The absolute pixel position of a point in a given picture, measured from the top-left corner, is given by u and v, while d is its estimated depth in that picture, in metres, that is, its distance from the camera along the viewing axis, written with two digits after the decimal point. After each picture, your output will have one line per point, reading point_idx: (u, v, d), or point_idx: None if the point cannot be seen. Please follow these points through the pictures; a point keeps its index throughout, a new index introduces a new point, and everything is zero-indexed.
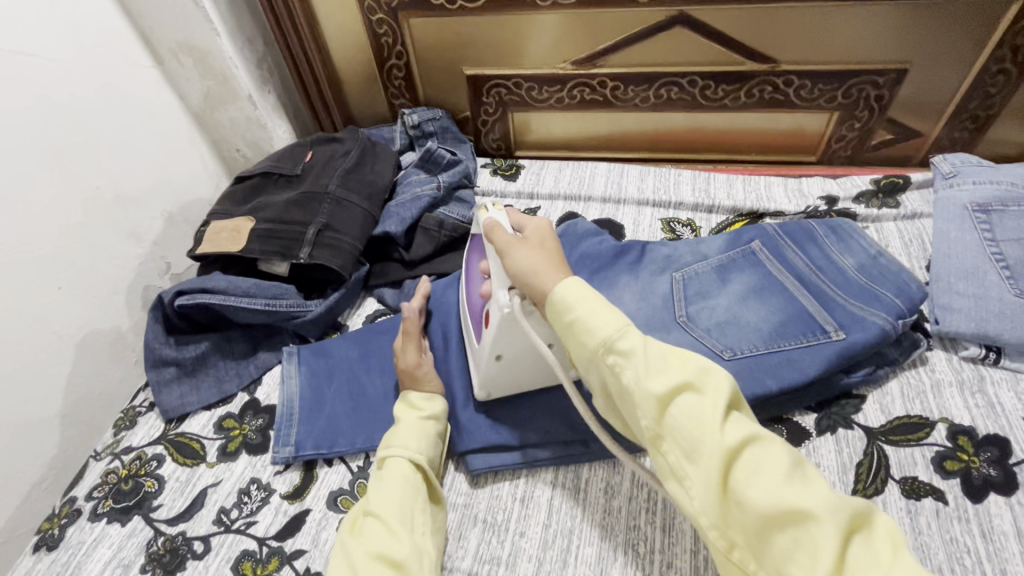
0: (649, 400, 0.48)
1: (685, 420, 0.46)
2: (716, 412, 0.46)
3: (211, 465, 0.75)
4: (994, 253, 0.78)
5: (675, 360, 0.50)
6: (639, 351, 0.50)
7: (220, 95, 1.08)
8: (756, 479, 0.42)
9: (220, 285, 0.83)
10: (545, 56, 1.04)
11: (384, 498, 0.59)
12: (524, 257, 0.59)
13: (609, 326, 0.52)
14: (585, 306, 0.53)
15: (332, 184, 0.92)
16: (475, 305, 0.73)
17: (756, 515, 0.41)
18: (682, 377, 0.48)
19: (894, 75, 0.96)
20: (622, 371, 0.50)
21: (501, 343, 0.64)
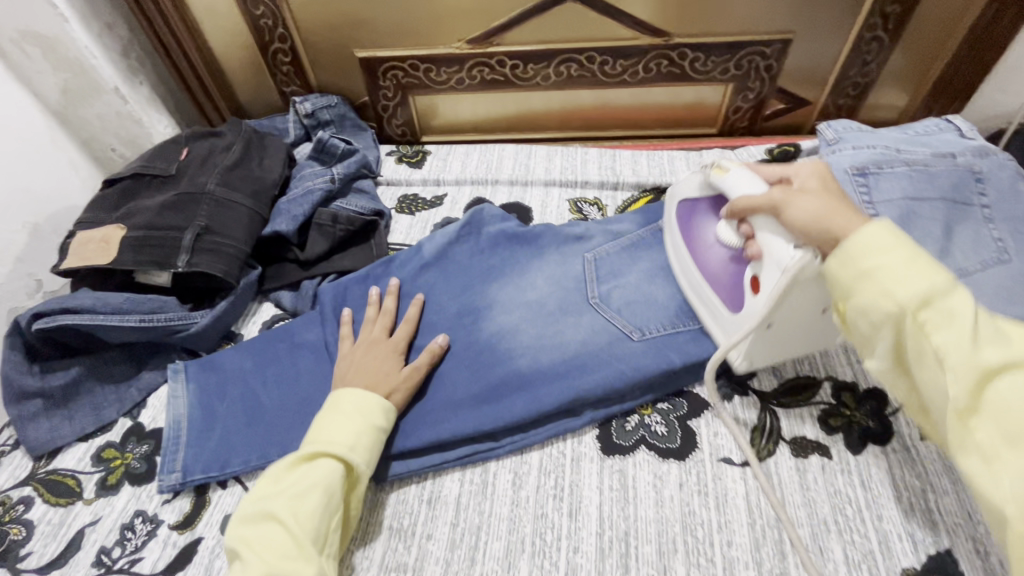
0: (881, 312, 0.45)
1: (941, 341, 0.42)
2: (983, 330, 0.42)
3: (88, 502, 0.68)
4: (872, 214, 0.82)
5: (939, 277, 0.44)
6: (898, 258, 0.45)
7: (81, 88, 0.96)
8: (1005, 405, 0.39)
9: (86, 303, 0.75)
10: (438, 35, 1.00)
11: (303, 509, 0.55)
12: (812, 214, 0.53)
13: (925, 283, 0.43)
14: (897, 262, 0.45)
15: (211, 183, 0.85)
16: (720, 267, 0.69)
17: (989, 425, 0.40)
18: (938, 292, 0.43)
19: (780, 46, 0.98)
20: (935, 333, 0.42)
21: (778, 310, 0.60)
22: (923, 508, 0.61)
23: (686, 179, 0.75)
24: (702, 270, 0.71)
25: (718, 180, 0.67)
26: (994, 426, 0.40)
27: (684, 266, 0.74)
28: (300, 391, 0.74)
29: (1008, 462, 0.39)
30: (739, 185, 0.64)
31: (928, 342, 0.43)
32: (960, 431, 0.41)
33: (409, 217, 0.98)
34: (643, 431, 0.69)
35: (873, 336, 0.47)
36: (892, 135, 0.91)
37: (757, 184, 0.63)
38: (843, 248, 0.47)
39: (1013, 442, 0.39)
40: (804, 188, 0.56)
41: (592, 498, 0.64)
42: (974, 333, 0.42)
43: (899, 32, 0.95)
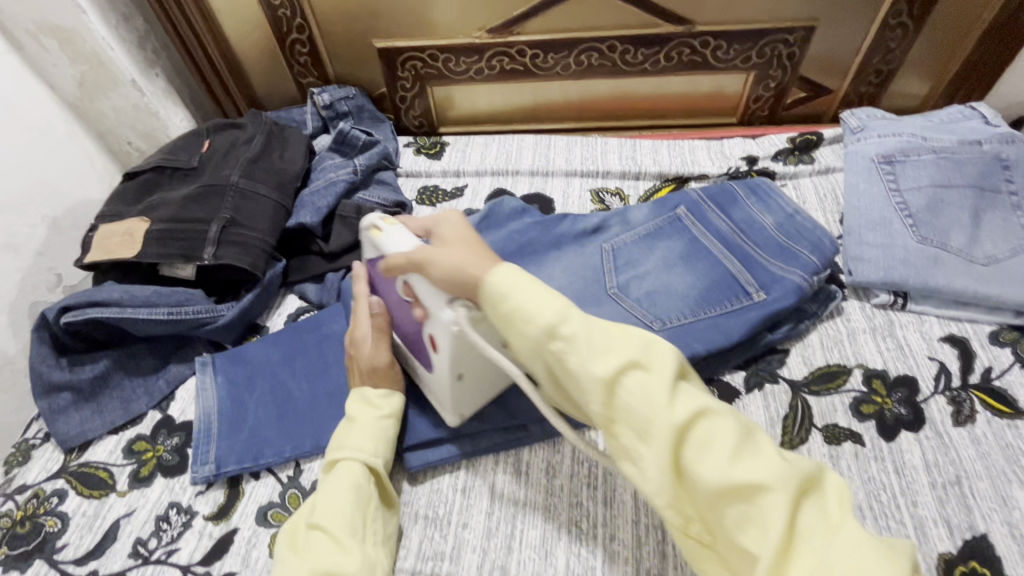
0: (539, 342, 0.46)
1: (576, 362, 0.44)
2: (605, 345, 0.45)
3: (122, 494, 0.68)
4: (898, 202, 0.81)
5: (559, 298, 0.47)
6: (520, 295, 0.46)
7: (98, 81, 0.95)
8: (708, 440, 0.40)
9: (114, 296, 0.75)
10: (457, 25, 0.99)
11: (335, 507, 0.55)
12: (450, 265, 0.51)
13: (550, 310, 0.46)
14: (515, 294, 0.47)
15: (235, 174, 0.84)
16: (407, 329, 0.65)
17: (629, 427, 0.43)
18: (565, 315, 0.46)
19: (804, 33, 0.97)
20: (568, 360, 0.45)
21: (457, 361, 0.58)
22: (958, 493, 0.61)
23: (358, 242, 0.69)
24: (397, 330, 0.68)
25: (377, 241, 0.60)
26: (635, 427, 0.42)
27: (389, 336, 0.70)
28: (329, 383, 0.74)
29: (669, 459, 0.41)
30: (396, 243, 0.58)
31: (577, 370, 0.45)
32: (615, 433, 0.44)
33: (430, 209, 0.98)
34: None
35: (534, 362, 0.49)
36: (917, 123, 0.90)
37: (411, 241, 0.58)
38: (483, 297, 0.49)
39: (644, 438, 0.42)
40: (449, 240, 0.54)
41: (626, 486, 0.64)
42: (595, 344, 0.45)
43: (924, 19, 0.94)
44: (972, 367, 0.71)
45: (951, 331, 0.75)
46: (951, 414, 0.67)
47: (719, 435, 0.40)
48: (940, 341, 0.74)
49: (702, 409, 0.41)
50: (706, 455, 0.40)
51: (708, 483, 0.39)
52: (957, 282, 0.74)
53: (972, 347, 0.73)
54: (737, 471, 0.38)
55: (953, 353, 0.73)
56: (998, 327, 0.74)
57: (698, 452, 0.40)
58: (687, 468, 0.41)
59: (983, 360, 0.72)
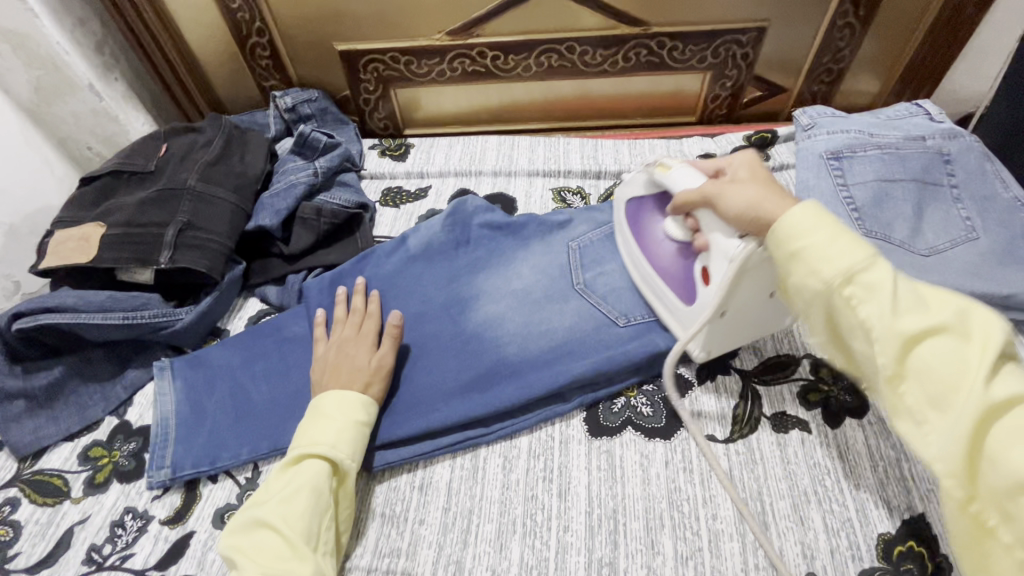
0: (820, 288, 0.44)
1: (867, 313, 0.42)
2: (904, 299, 0.41)
3: (76, 501, 0.68)
4: (845, 197, 0.84)
5: (863, 246, 0.44)
6: (816, 236, 0.45)
7: (53, 85, 0.94)
8: (931, 361, 0.39)
9: (68, 301, 0.74)
10: (417, 27, 1.00)
11: (292, 510, 0.56)
12: (746, 200, 0.53)
13: (846, 255, 0.43)
14: (819, 236, 0.45)
15: (192, 178, 0.84)
16: (671, 264, 0.69)
17: (919, 391, 0.40)
18: (864, 266, 0.43)
19: (756, 34, 0.99)
20: (860, 306, 0.43)
21: (730, 297, 0.59)
22: (898, 475, 0.63)
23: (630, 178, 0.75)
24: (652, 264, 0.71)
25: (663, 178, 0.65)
26: (919, 372, 0.40)
27: (637, 260, 0.74)
28: (289, 385, 0.75)
29: (951, 441, 0.38)
30: (682, 181, 0.62)
31: (858, 313, 0.43)
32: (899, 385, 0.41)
33: (394, 210, 0.98)
34: (630, 412, 0.70)
35: (809, 309, 0.46)
36: (865, 120, 0.93)
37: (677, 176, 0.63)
38: (774, 234, 0.48)
39: (938, 411, 0.39)
40: (740, 177, 0.56)
41: (580, 478, 0.66)
42: (897, 298, 0.41)
43: (870, 19, 0.97)
44: None
45: None
46: None
47: (957, 361, 0.38)
48: None
49: (1000, 387, 0.37)
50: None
51: (1000, 449, 0.36)
52: (899, 273, 0.77)
53: None
54: (1020, 455, 0.35)
55: None
56: None
57: (1011, 430, 0.36)
58: (991, 453, 0.36)
59: None
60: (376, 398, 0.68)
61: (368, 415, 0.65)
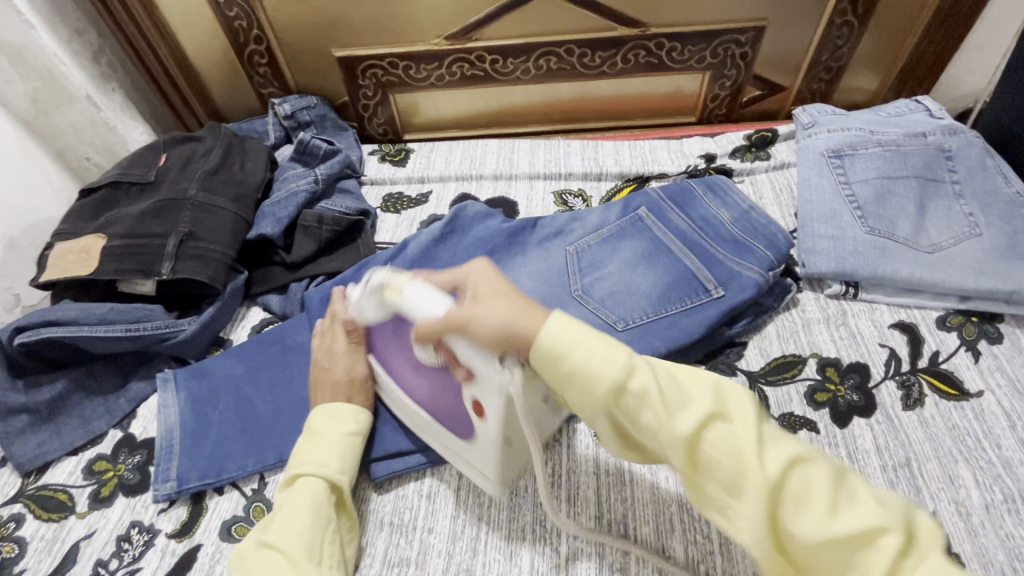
0: (608, 399, 0.42)
1: (649, 418, 0.41)
2: (671, 394, 0.41)
3: (82, 515, 0.67)
4: (848, 195, 0.84)
5: (622, 349, 0.43)
6: (580, 351, 0.43)
7: (51, 97, 0.94)
8: (715, 456, 0.39)
9: (70, 314, 0.74)
10: (415, 32, 0.99)
11: (292, 531, 0.55)
12: (495, 323, 0.46)
13: (614, 366, 0.42)
14: (581, 346, 0.43)
15: (192, 188, 0.84)
16: (428, 390, 0.61)
17: (717, 482, 0.40)
18: (631, 369, 0.42)
19: (754, 33, 0.99)
20: (643, 413, 0.42)
21: (506, 427, 0.54)
22: (908, 475, 0.63)
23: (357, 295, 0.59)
24: (409, 390, 0.63)
25: (396, 303, 0.53)
26: (705, 465, 0.40)
27: (400, 395, 0.65)
28: (293, 394, 0.74)
29: (802, 519, 0.37)
30: (415, 302, 0.51)
31: (642, 420, 0.42)
32: (693, 474, 0.41)
33: (395, 215, 0.98)
34: None
35: (596, 419, 0.45)
36: (865, 118, 0.93)
37: (437, 296, 0.51)
38: (538, 351, 0.44)
39: (735, 494, 0.39)
40: (480, 296, 0.49)
41: (589, 483, 0.65)
42: (667, 397, 0.41)
43: (868, 17, 0.97)
44: (920, 351, 0.73)
45: (900, 318, 0.77)
46: (901, 398, 0.69)
47: (733, 446, 0.39)
48: (890, 328, 0.76)
49: (798, 454, 0.38)
50: (800, 492, 0.37)
51: (802, 529, 0.37)
52: (904, 270, 0.77)
53: (920, 333, 0.75)
54: (842, 522, 0.36)
55: (903, 339, 0.75)
56: (944, 313, 0.77)
57: (793, 501, 0.37)
58: (786, 527, 0.37)
59: (930, 345, 0.74)
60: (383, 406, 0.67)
61: (359, 426, 0.65)
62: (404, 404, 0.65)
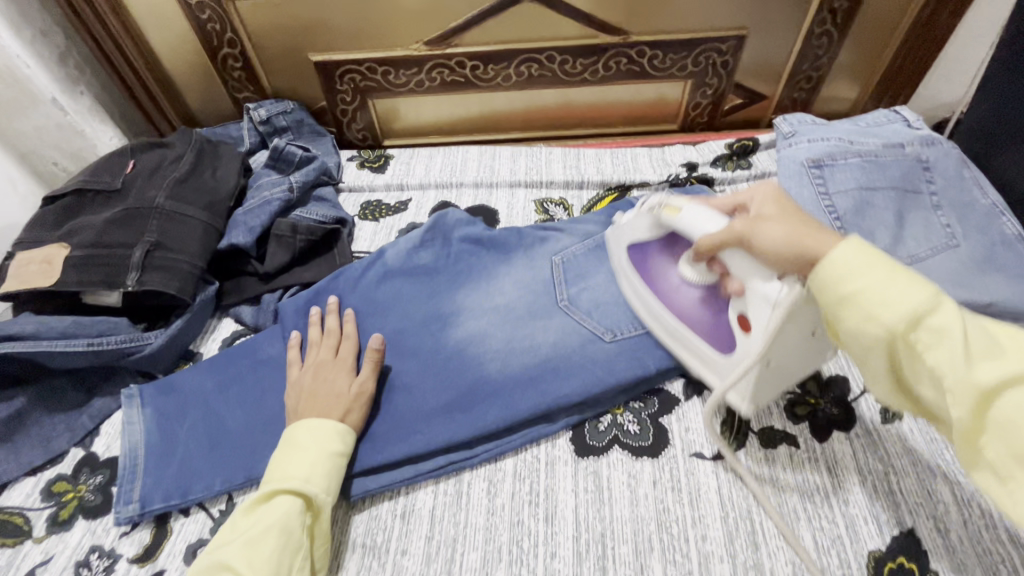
0: (884, 338, 0.39)
1: (936, 361, 0.37)
2: (976, 341, 0.37)
3: (39, 540, 0.64)
4: (828, 206, 0.84)
5: (926, 286, 0.39)
6: (871, 277, 0.40)
7: (14, 99, 0.90)
8: (1014, 422, 0.34)
9: (28, 328, 0.71)
10: (395, 37, 0.98)
11: (261, 553, 0.53)
12: (780, 240, 0.49)
13: (910, 299, 0.38)
14: (872, 277, 0.40)
15: (161, 196, 0.81)
16: (699, 309, 0.68)
17: (1010, 451, 0.35)
18: (931, 307, 0.38)
19: (735, 42, 0.99)
20: (930, 356, 0.38)
21: (774, 347, 0.56)
22: (886, 486, 0.62)
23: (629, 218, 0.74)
24: (670, 309, 0.70)
25: (673, 221, 0.64)
26: (996, 428, 0.35)
27: (646, 301, 0.72)
28: (264, 411, 0.72)
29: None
30: (695, 222, 0.61)
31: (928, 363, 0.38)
32: (976, 437, 0.37)
33: (373, 224, 0.96)
34: (616, 431, 0.69)
35: (873, 358, 0.41)
36: (845, 128, 0.93)
37: (712, 217, 0.60)
38: (816, 275, 0.43)
39: None
40: (760, 214, 0.53)
41: (568, 501, 0.64)
42: (972, 346, 0.37)
43: (847, 27, 0.97)
44: None
45: None
46: (880, 411, 0.68)
47: None
48: None
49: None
50: None
51: None
52: None
53: None
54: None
55: None
56: None
57: None
58: None
59: None
60: (355, 425, 0.66)
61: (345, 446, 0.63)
62: (665, 330, 0.70)
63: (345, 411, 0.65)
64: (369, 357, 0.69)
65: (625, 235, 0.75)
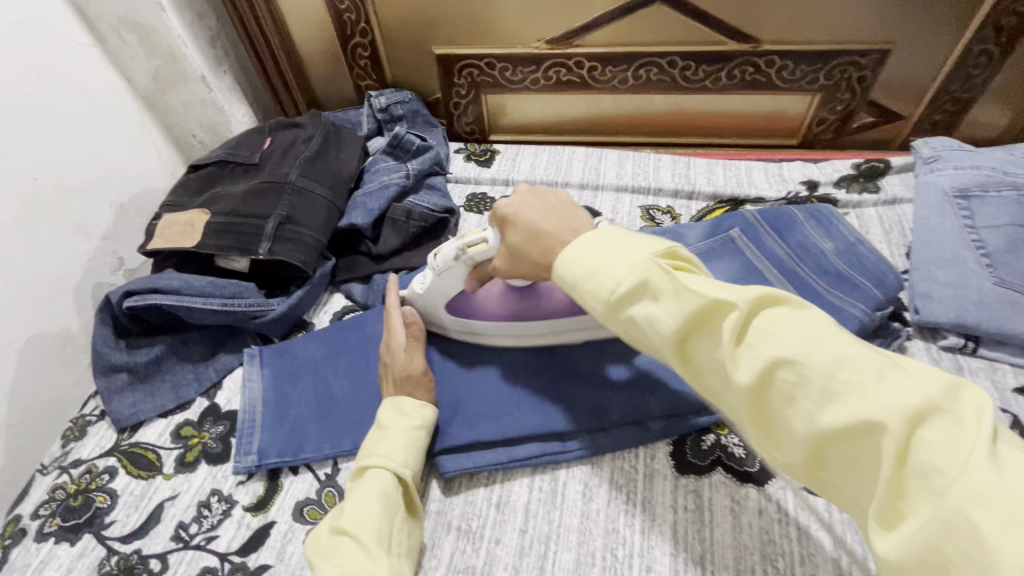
0: (607, 311, 0.48)
1: (643, 325, 0.46)
2: (642, 290, 0.45)
3: (168, 477, 0.71)
4: (974, 240, 0.77)
5: (614, 261, 0.48)
6: (594, 265, 0.49)
7: (170, 75, 0.99)
8: (709, 364, 0.42)
9: (173, 284, 0.78)
10: (517, 35, 0.99)
11: (364, 516, 0.55)
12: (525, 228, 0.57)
13: (611, 271, 0.47)
14: (591, 255, 0.49)
15: (293, 173, 0.87)
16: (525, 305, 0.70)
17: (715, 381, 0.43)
18: (618, 281, 0.47)
19: (877, 56, 0.93)
20: (646, 322, 0.45)
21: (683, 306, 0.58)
22: None
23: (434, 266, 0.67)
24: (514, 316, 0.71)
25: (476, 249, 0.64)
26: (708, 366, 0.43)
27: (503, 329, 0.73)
28: (371, 384, 0.75)
29: (825, 412, 0.36)
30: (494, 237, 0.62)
31: (637, 335, 0.47)
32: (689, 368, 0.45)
33: (477, 216, 0.98)
34: (720, 452, 0.66)
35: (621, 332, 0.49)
36: (997, 155, 0.85)
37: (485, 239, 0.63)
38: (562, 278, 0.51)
39: (727, 387, 0.41)
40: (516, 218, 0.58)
41: (666, 517, 0.62)
42: (663, 296, 0.44)
43: (1012, 47, 0.88)
44: None
45: None
46: None
47: (710, 351, 0.42)
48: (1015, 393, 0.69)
49: (778, 357, 0.38)
50: (786, 390, 0.38)
51: (805, 430, 0.37)
52: None
53: None
54: (833, 415, 0.35)
55: None
56: None
57: (782, 392, 0.38)
58: (785, 419, 0.38)
59: None
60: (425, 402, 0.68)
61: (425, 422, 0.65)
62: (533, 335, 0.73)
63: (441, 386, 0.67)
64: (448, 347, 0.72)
65: (436, 300, 0.72)
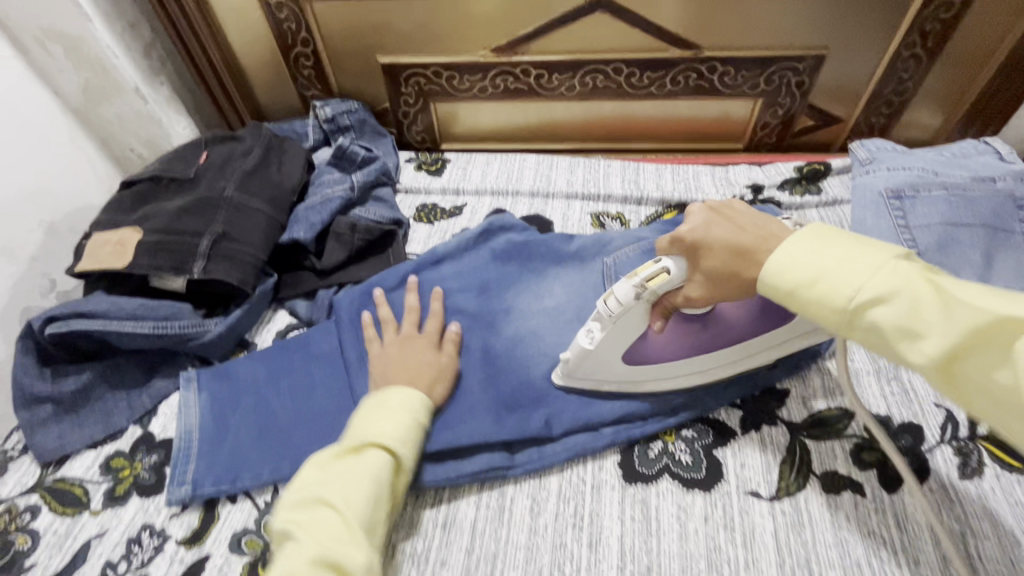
0: (842, 318, 0.43)
1: (885, 337, 0.41)
2: (906, 305, 0.40)
3: (95, 513, 0.67)
4: (907, 240, 0.79)
5: (857, 253, 0.43)
6: (821, 263, 0.44)
7: (102, 87, 0.95)
8: (983, 385, 0.37)
9: (101, 308, 0.74)
10: (462, 43, 0.98)
11: (357, 494, 0.53)
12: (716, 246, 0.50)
13: (845, 284, 0.42)
14: (809, 256, 0.44)
15: (230, 188, 0.84)
16: (729, 335, 0.63)
17: (991, 405, 0.37)
18: (861, 289, 0.41)
19: (814, 62, 0.95)
20: (884, 327, 0.41)
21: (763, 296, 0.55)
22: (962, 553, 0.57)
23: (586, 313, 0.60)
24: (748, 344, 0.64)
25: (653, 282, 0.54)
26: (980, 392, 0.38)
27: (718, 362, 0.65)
28: (314, 405, 0.72)
29: None
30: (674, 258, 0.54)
31: (878, 346, 0.42)
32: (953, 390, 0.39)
33: (427, 227, 0.96)
34: (667, 459, 0.67)
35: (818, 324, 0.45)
36: (928, 157, 0.88)
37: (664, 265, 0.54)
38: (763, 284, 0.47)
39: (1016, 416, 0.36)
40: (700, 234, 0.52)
41: (613, 529, 0.62)
42: (919, 308, 0.39)
43: (938, 52, 0.92)
44: None
45: None
46: (958, 466, 0.63)
47: (1002, 377, 0.36)
48: None
49: None
50: None
51: None
52: None
53: None
54: None
55: None
56: None
57: None
58: None
59: None
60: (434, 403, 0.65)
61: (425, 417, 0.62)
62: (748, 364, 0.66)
63: (432, 382, 0.66)
64: (448, 340, 0.71)
65: (598, 359, 0.62)
